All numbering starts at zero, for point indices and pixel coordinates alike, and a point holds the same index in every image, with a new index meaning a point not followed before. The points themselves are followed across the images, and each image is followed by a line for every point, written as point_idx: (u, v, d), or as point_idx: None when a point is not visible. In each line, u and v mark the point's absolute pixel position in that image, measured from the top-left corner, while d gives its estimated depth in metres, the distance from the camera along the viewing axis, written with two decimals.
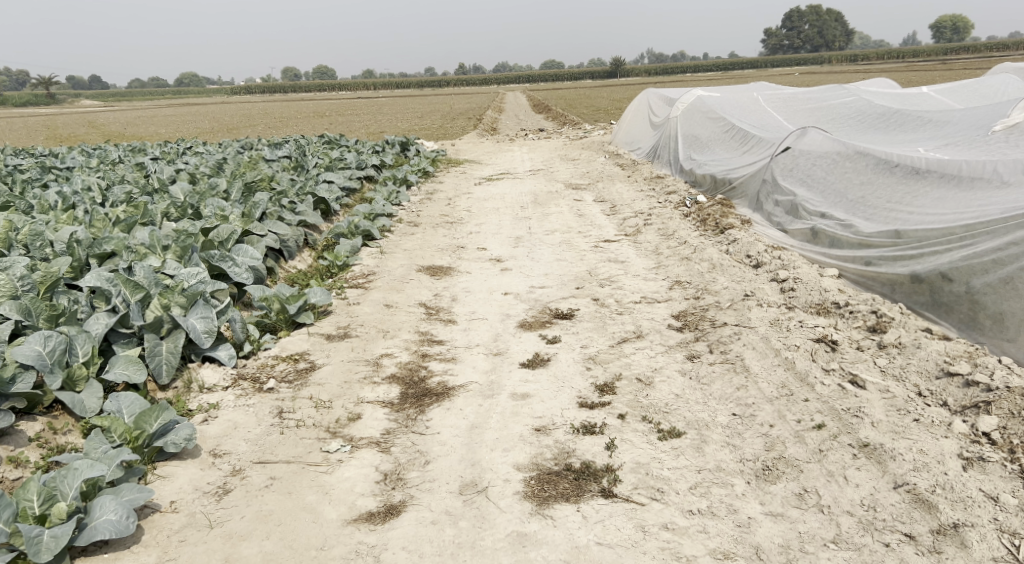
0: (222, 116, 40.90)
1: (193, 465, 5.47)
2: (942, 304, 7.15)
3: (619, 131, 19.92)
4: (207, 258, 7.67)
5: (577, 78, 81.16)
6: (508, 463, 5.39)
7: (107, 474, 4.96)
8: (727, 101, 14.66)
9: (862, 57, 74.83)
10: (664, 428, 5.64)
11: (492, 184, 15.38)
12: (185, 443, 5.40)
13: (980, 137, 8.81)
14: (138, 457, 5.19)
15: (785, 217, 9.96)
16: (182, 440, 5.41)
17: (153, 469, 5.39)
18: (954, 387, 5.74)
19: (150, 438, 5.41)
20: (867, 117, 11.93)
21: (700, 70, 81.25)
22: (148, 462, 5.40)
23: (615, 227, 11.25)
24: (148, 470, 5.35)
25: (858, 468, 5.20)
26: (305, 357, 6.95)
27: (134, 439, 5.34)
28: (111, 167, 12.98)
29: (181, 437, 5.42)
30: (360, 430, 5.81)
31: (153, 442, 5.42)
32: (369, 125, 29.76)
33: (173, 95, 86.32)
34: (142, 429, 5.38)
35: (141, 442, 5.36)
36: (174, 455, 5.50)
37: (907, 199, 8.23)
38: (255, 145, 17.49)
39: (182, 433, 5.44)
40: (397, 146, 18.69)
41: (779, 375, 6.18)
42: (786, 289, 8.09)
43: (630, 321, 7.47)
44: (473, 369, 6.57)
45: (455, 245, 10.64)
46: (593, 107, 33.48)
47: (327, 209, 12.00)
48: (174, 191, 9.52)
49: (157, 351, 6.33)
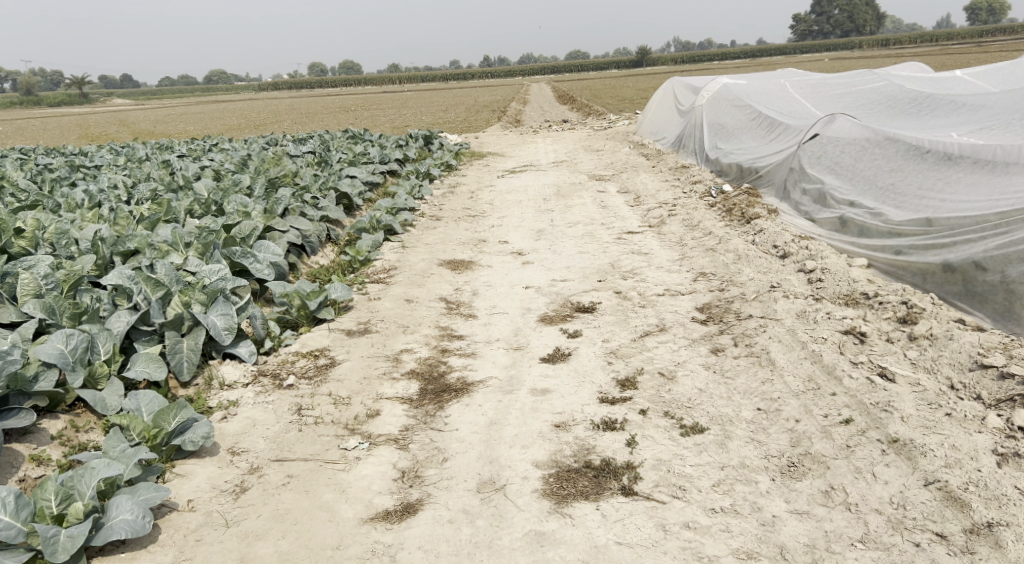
0: (249, 112, 41.18)
1: (211, 464, 5.44)
2: (976, 294, 6.98)
3: (644, 122, 19.73)
4: (229, 255, 7.67)
5: (603, 68, 80.71)
6: (527, 461, 5.31)
7: (124, 473, 4.96)
8: (752, 88, 14.44)
9: (892, 42, 73.69)
10: (687, 424, 5.53)
11: (515, 176, 15.30)
12: (202, 441, 5.40)
13: (1013, 121, 8.59)
14: (156, 455, 5.18)
15: (813, 206, 9.79)
16: (199, 438, 5.40)
17: (171, 469, 5.38)
18: (988, 380, 5.58)
19: (168, 436, 5.40)
20: (896, 103, 11.70)
21: (728, 58, 80.43)
22: (165, 460, 5.41)
23: (638, 218, 11.12)
24: (166, 469, 5.34)
25: (887, 464, 5.06)
26: (325, 352, 6.92)
27: (152, 437, 5.33)
28: (137, 164, 13.06)
29: (198, 435, 5.42)
30: (379, 427, 5.75)
31: (171, 440, 5.42)
32: (394, 119, 29.77)
33: (201, 92, 87.06)
34: (161, 427, 5.38)
35: (160, 440, 5.36)
36: (192, 454, 5.49)
37: (939, 185, 8.05)
38: (280, 140, 17.53)
39: (200, 431, 5.43)
40: (421, 140, 18.66)
41: (805, 368, 6.04)
42: (814, 280, 7.93)
43: (653, 314, 7.36)
44: (493, 364, 6.49)
45: (477, 239, 10.57)
46: (618, 97, 33.21)
47: (350, 205, 11.98)
48: (198, 188, 9.53)
49: (178, 348, 6.31)
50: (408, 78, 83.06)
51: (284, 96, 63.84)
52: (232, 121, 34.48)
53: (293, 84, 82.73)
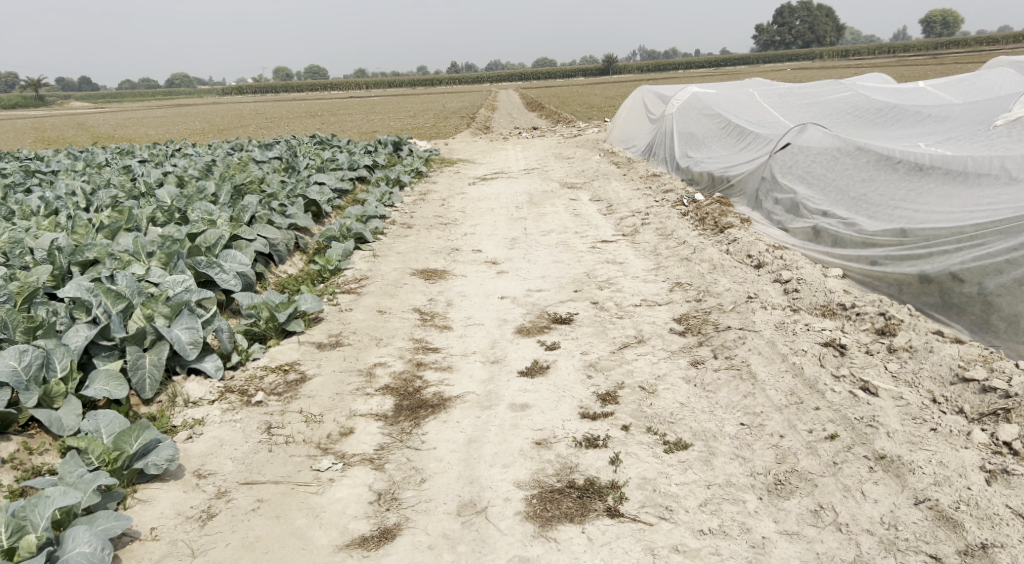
0: (213, 116, 40.71)
1: (176, 488, 5.23)
2: (954, 306, 6.92)
3: (614, 129, 19.68)
4: (193, 265, 7.45)
5: (570, 75, 80.89)
6: (508, 481, 5.17)
7: (82, 501, 4.76)
8: (722, 97, 14.44)
9: (854, 52, 74.67)
10: (670, 440, 5.42)
11: (486, 184, 15.17)
12: (166, 464, 5.18)
13: (980, 132, 8.62)
14: (116, 481, 4.97)
15: (785, 215, 9.75)
16: (163, 460, 5.18)
17: (134, 494, 5.16)
18: (970, 394, 5.54)
19: (129, 459, 5.19)
20: (864, 113, 11.74)
21: (694, 66, 81.03)
22: (127, 484, 5.19)
23: (612, 226, 11.03)
24: (127, 494, 5.13)
25: (875, 482, 4.99)
26: (295, 367, 6.71)
27: (112, 460, 5.12)
28: (97, 169, 12.71)
29: (162, 457, 5.20)
30: (353, 446, 5.57)
31: (133, 463, 5.20)
32: (361, 125, 29.51)
33: (164, 96, 85.95)
34: (122, 449, 5.16)
35: (121, 463, 5.14)
36: (156, 477, 5.27)
37: (912, 196, 8.02)
38: (245, 145, 17.22)
39: (164, 453, 5.22)
40: (390, 146, 18.47)
41: (787, 382, 5.96)
42: (790, 291, 7.86)
43: (631, 325, 7.25)
44: (470, 379, 6.34)
45: (450, 247, 10.41)
46: (586, 105, 33.26)
47: (318, 212, 11.75)
48: (160, 195, 9.27)
49: (140, 364, 6.07)
50: (374, 82, 82.63)
51: (249, 101, 63.21)
52: (196, 124, 34.02)
53: (258, 89, 81.94)
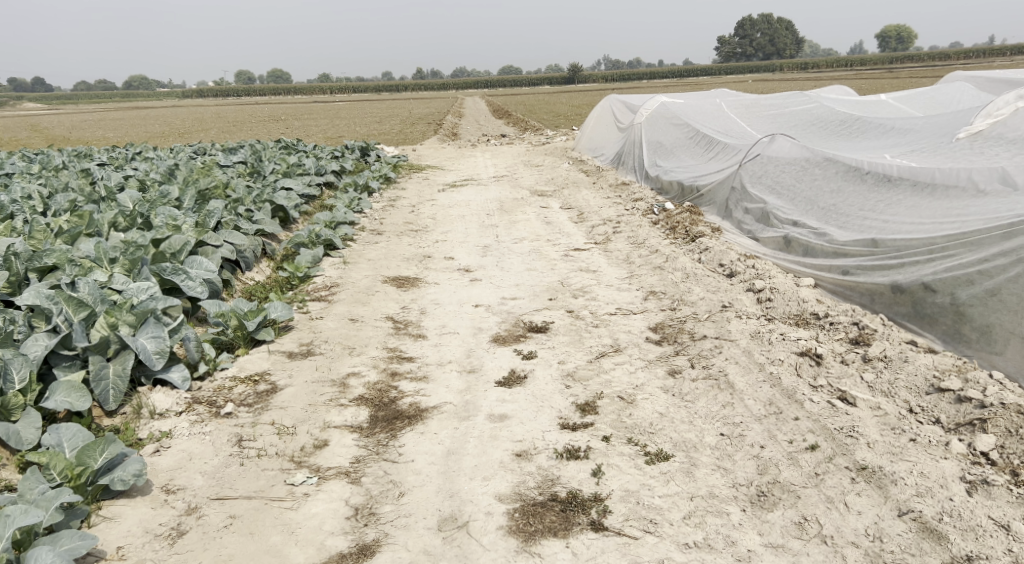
0: (175, 119, 40.17)
1: (144, 505, 5.09)
2: (926, 316, 6.94)
3: (582, 137, 19.72)
4: (158, 271, 7.30)
5: (536, 84, 81.14)
6: (489, 494, 5.10)
7: (44, 520, 4.58)
8: (690, 106, 14.52)
9: (814, 64, 75.79)
10: (651, 451, 5.39)
11: (455, 191, 15.09)
12: (133, 480, 5.03)
13: (944, 144, 8.73)
14: (80, 498, 4.82)
15: (756, 225, 9.79)
16: (130, 476, 5.03)
17: (99, 511, 5.01)
18: (946, 403, 5.57)
19: (94, 475, 5.03)
20: (829, 124, 11.85)
21: (658, 76, 81.66)
22: (91, 500, 5.02)
23: (584, 235, 11.02)
24: (91, 511, 4.98)
25: (858, 494, 5.00)
26: (266, 377, 6.58)
27: (76, 476, 4.95)
28: (54, 172, 12.43)
29: (129, 473, 5.04)
30: (328, 459, 5.46)
31: (97, 479, 5.05)
32: (326, 130, 29.29)
33: (124, 98, 84.71)
34: (86, 464, 4.99)
35: (85, 479, 4.97)
36: (122, 493, 5.13)
37: (881, 206, 8.09)
38: (208, 149, 16.95)
39: (130, 468, 5.05)
40: (356, 151, 18.33)
41: (765, 392, 5.95)
42: (763, 300, 7.88)
43: (607, 334, 7.22)
44: (447, 389, 6.25)
45: (421, 255, 10.32)
46: (552, 113, 33.35)
47: (286, 217, 11.60)
48: (122, 198, 9.07)
49: (103, 374, 5.96)
50: (339, 87, 82.18)
51: (211, 104, 62.52)
52: (157, 128, 33.50)
53: (219, 92, 81.03)
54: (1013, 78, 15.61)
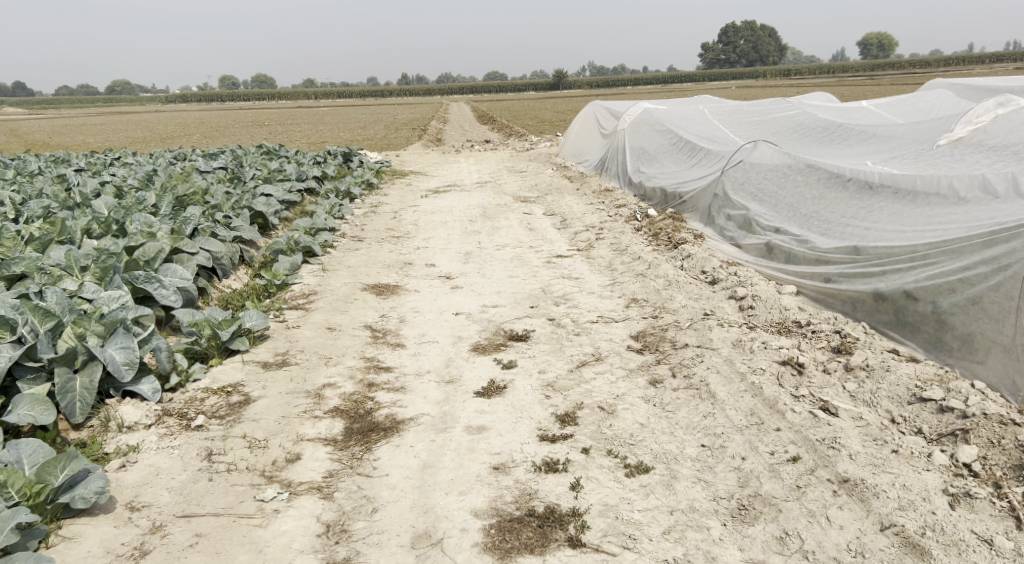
0: (158, 124, 39.90)
1: (107, 523, 4.97)
2: (907, 324, 6.88)
3: (566, 144, 19.65)
4: (131, 280, 7.18)
5: (521, 90, 81.17)
6: (464, 509, 4.99)
7: None
8: (673, 113, 14.47)
9: (795, 71, 76.21)
10: (631, 463, 5.30)
11: (438, 196, 14.99)
12: (94, 498, 4.92)
13: (925, 151, 8.69)
14: (38, 518, 4.71)
15: (738, 231, 9.73)
16: (91, 494, 4.92)
17: (58, 531, 4.89)
18: (928, 413, 5.50)
19: (54, 492, 4.92)
20: (811, 131, 11.82)
21: (642, 83, 81.83)
22: (51, 519, 4.91)
23: (566, 241, 10.93)
24: (50, 531, 4.87)
25: (840, 507, 4.92)
26: (239, 388, 6.45)
27: (34, 494, 4.82)
28: (30, 178, 12.25)
29: (90, 491, 4.93)
30: (300, 474, 5.35)
31: (58, 497, 4.94)
32: (310, 135, 29.13)
33: (106, 103, 84.22)
34: (45, 482, 4.88)
35: (44, 497, 4.86)
36: (84, 512, 5.01)
37: (862, 214, 8.04)
38: (189, 155, 16.77)
39: (92, 486, 4.95)
40: (339, 157, 18.20)
41: (746, 402, 5.87)
42: (745, 307, 7.82)
43: (587, 343, 7.13)
44: (424, 400, 6.15)
45: (402, 261, 10.21)
46: (537, 119, 33.32)
47: (265, 223, 11.45)
48: (97, 205, 8.90)
49: (69, 387, 5.86)
50: (323, 92, 81.96)
51: (195, 109, 62.25)
52: (138, 132, 33.21)
53: (203, 96, 80.64)
54: (994, 85, 15.66)
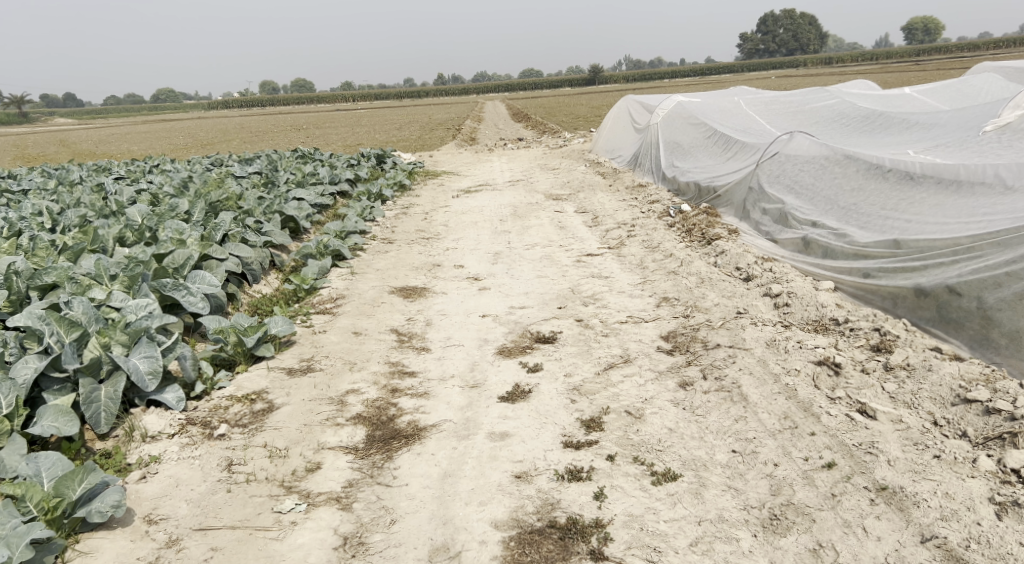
0: (197, 130, 40.37)
1: (123, 537, 4.93)
2: (951, 320, 6.59)
3: (600, 140, 19.40)
4: (158, 287, 7.13)
5: (557, 87, 80.88)
6: (484, 521, 4.86)
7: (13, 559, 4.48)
8: (707, 105, 14.17)
9: (835, 59, 74.99)
10: (658, 470, 5.12)
11: (470, 196, 14.87)
12: (111, 511, 4.89)
13: (969, 138, 8.37)
14: (54, 533, 4.69)
15: (774, 226, 9.46)
16: (108, 507, 4.90)
17: (75, 545, 4.87)
18: (973, 415, 5.24)
19: (72, 506, 4.91)
20: (849, 121, 11.48)
21: (678, 76, 81.18)
22: (69, 534, 4.90)
23: (598, 239, 10.74)
24: (68, 545, 4.85)
25: (878, 517, 4.70)
26: (263, 396, 6.36)
27: (52, 508, 4.83)
28: (68, 187, 12.36)
29: (107, 504, 4.91)
30: (319, 484, 5.25)
31: (76, 510, 4.92)
32: (344, 138, 29.20)
33: (147, 111, 85.52)
34: (63, 495, 4.87)
35: (61, 511, 4.85)
36: (101, 526, 4.98)
37: (903, 206, 7.75)
38: (225, 161, 16.83)
39: (109, 499, 4.92)
40: (373, 159, 18.18)
41: (780, 405, 5.66)
42: (781, 305, 7.57)
43: (616, 344, 6.94)
44: (448, 406, 6.01)
45: (431, 263, 10.10)
46: (572, 115, 33.05)
47: (296, 227, 11.40)
48: (130, 212, 8.90)
49: (94, 398, 5.80)
50: (360, 94, 82.53)
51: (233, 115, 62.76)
52: (177, 140, 33.60)
53: (241, 102, 81.52)
54: None
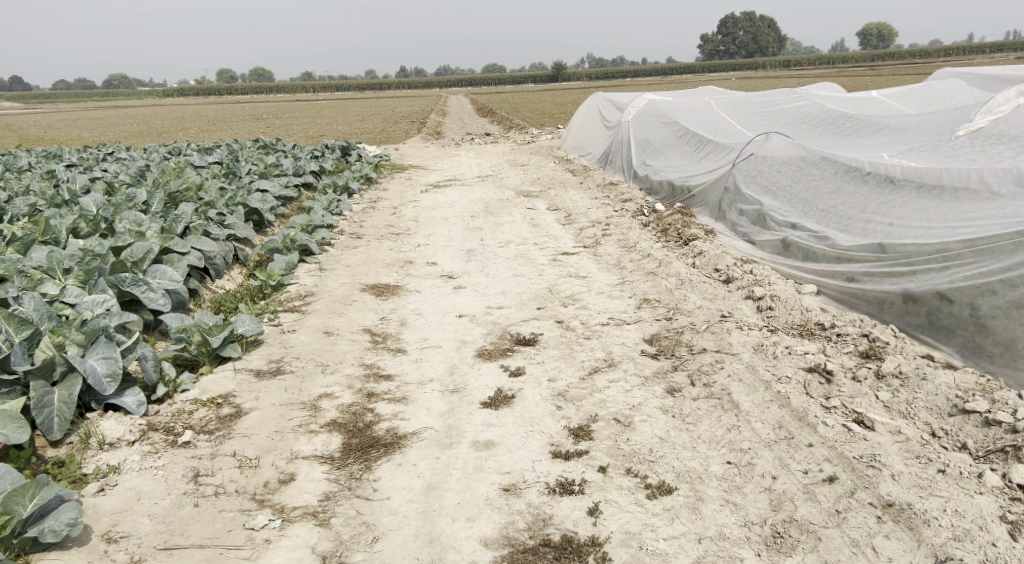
0: (155, 118, 39.43)
1: (80, 558, 4.63)
2: (941, 327, 6.48)
3: (569, 136, 19.17)
4: (117, 282, 6.76)
5: (520, 82, 80.72)
6: (473, 539, 4.68)
7: None
8: (679, 104, 14.00)
9: (796, 61, 75.65)
10: (652, 483, 4.97)
11: (439, 191, 14.57)
12: (66, 530, 4.60)
13: (944, 141, 8.27)
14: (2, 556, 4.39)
15: (751, 227, 9.30)
16: (63, 526, 4.61)
17: None
18: (972, 427, 5.14)
19: (23, 524, 4.61)
20: (821, 121, 11.37)
21: (641, 75, 81.44)
22: (19, 555, 4.59)
23: (572, 237, 10.52)
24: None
25: (886, 536, 4.61)
26: (230, 400, 6.04)
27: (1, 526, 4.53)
28: (18, 175, 11.81)
29: (62, 522, 4.62)
30: (294, 497, 5.00)
31: (26, 529, 4.62)
32: (306, 129, 28.58)
33: (103, 97, 83.78)
34: (13, 513, 4.58)
35: (11, 529, 4.55)
36: (55, 545, 4.68)
37: (884, 208, 7.62)
38: (185, 150, 16.29)
39: (64, 517, 4.63)
40: (338, 151, 17.75)
41: (773, 414, 5.50)
42: (764, 308, 7.42)
43: (599, 347, 6.73)
44: (427, 412, 5.75)
45: (402, 260, 9.80)
46: (538, 111, 32.76)
47: (260, 220, 11.00)
48: (85, 203, 8.48)
49: (46, 402, 5.46)
50: (322, 85, 81.56)
51: (192, 103, 61.61)
52: (132, 127, 32.71)
53: (199, 91, 80.06)
54: (1008, 74, 15.18)
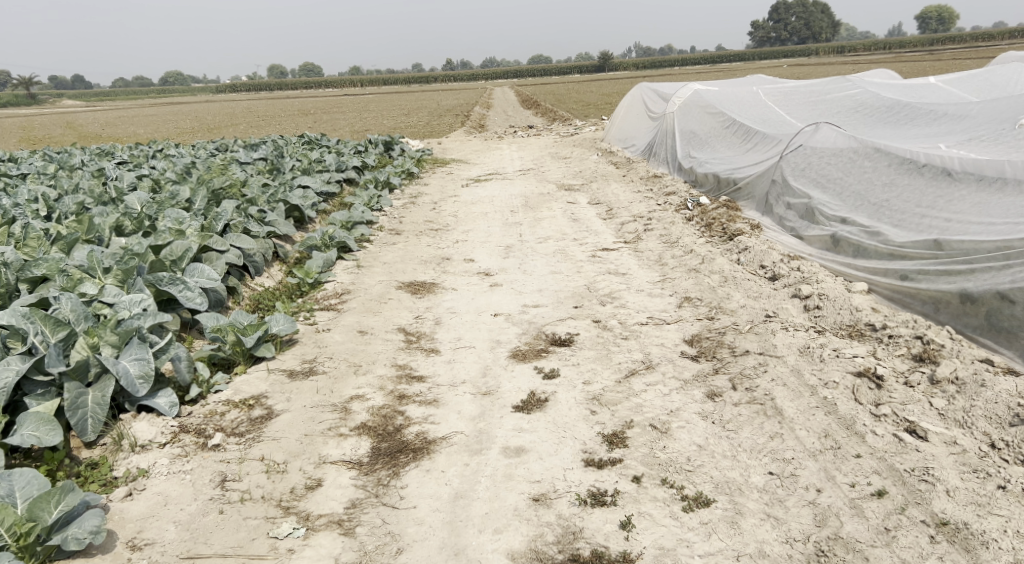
0: (207, 114, 39.92)
1: None
2: (1002, 329, 6.16)
3: (612, 127, 18.84)
4: (154, 282, 6.69)
5: (566, 73, 80.26)
6: (501, 552, 4.55)
7: None
8: (725, 94, 13.62)
9: (849, 48, 74.02)
10: (689, 495, 4.79)
11: (480, 186, 14.39)
12: (88, 538, 4.55)
13: (1006, 130, 7.88)
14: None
15: (799, 221, 8.95)
16: (86, 534, 4.56)
17: None
18: None
19: (46, 532, 4.56)
20: (875, 111, 10.96)
21: (689, 64, 80.45)
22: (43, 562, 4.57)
23: (613, 232, 10.28)
24: None
25: (939, 558, 4.39)
26: (261, 401, 5.94)
27: (25, 534, 4.49)
28: (67, 172, 11.92)
29: (85, 530, 4.57)
30: (320, 505, 4.90)
31: (50, 537, 4.58)
32: (352, 124, 28.57)
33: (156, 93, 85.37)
34: (38, 520, 4.54)
35: (35, 537, 4.51)
36: (79, 552, 4.65)
37: (941, 203, 7.27)
38: (230, 146, 16.35)
39: (87, 525, 4.59)
40: (381, 145, 17.68)
41: (819, 422, 5.26)
42: (811, 308, 7.12)
43: (636, 349, 6.50)
44: (459, 416, 5.59)
45: (439, 257, 9.65)
46: (584, 102, 32.37)
47: (300, 217, 10.93)
48: (129, 200, 8.47)
49: (80, 403, 5.41)
50: (369, 80, 81.99)
51: (242, 98, 62.42)
52: (183, 123, 33.06)
53: (248, 86, 80.94)
54: None
